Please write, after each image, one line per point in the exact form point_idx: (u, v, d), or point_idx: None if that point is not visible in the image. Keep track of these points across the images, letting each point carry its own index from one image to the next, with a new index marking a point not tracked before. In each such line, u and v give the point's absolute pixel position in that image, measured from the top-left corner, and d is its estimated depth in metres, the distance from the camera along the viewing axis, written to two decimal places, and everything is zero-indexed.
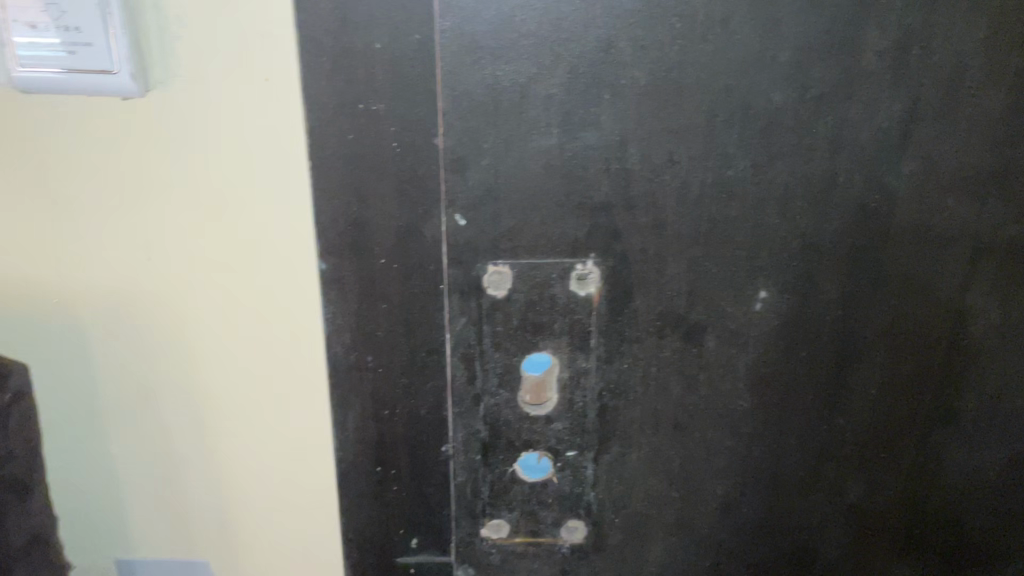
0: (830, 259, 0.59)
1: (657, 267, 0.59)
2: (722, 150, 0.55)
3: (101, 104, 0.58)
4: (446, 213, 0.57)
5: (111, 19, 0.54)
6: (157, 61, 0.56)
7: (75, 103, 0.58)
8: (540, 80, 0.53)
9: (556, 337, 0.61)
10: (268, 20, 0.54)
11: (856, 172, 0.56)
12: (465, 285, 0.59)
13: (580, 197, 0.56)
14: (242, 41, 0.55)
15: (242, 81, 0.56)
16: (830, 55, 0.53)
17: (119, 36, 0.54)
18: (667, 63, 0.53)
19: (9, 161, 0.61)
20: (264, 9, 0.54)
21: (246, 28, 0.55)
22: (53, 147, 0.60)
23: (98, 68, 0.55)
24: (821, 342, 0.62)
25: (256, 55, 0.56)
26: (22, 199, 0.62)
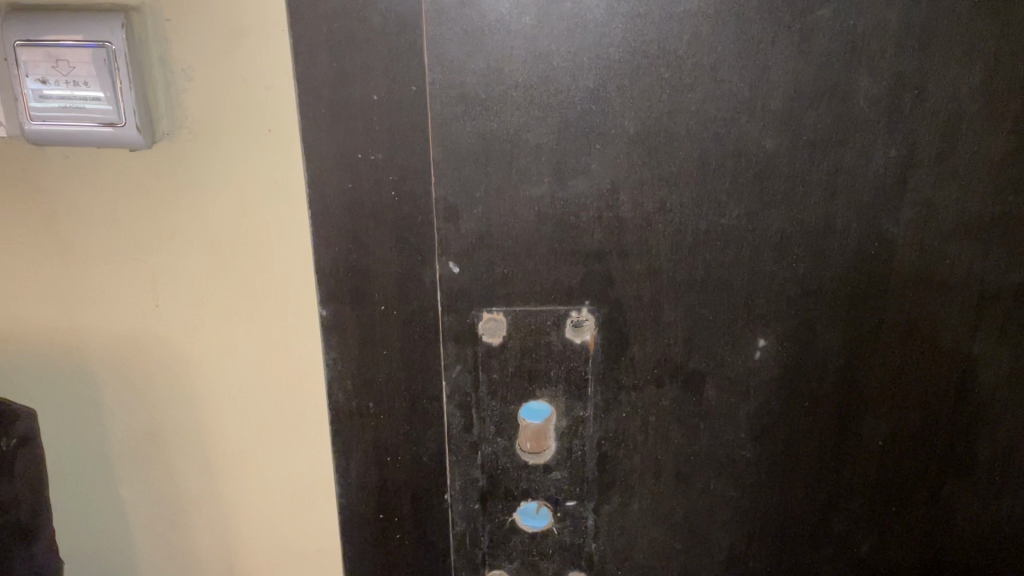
0: (828, 307, 0.58)
1: (654, 315, 0.58)
2: (716, 197, 0.55)
3: (111, 154, 0.60)
4: (440, 260, 0.57)
5: (119, 74, 0.54)
6: (166, 114, 0.58)
7: (86, 153, 0.60)
8: (530, 129, 0.53)
9: (553, 385, 0.61)
10: (270, 73, 0.56)
11: (854, 218, 0.55)
12: (459, 332, 0.59)
13: (574, 244, 0.56)
14: (245, 93, 0.56)
15: (245, 131, 0.58)
16: (823, 102, 0.52)
17: (127, 90, 0.55)
18: (657, 111, 0.52)
19: (21, 211, 0.63)
20: (265, 63, 0.56)
21: (249, 80, 0.56)
22: (62, 196, 0.62)
23: (108, 121, 0.56)
24: (824, 394, 0.61)
25: (259, 107, 0.57)
26: (34, 247, 0.64)
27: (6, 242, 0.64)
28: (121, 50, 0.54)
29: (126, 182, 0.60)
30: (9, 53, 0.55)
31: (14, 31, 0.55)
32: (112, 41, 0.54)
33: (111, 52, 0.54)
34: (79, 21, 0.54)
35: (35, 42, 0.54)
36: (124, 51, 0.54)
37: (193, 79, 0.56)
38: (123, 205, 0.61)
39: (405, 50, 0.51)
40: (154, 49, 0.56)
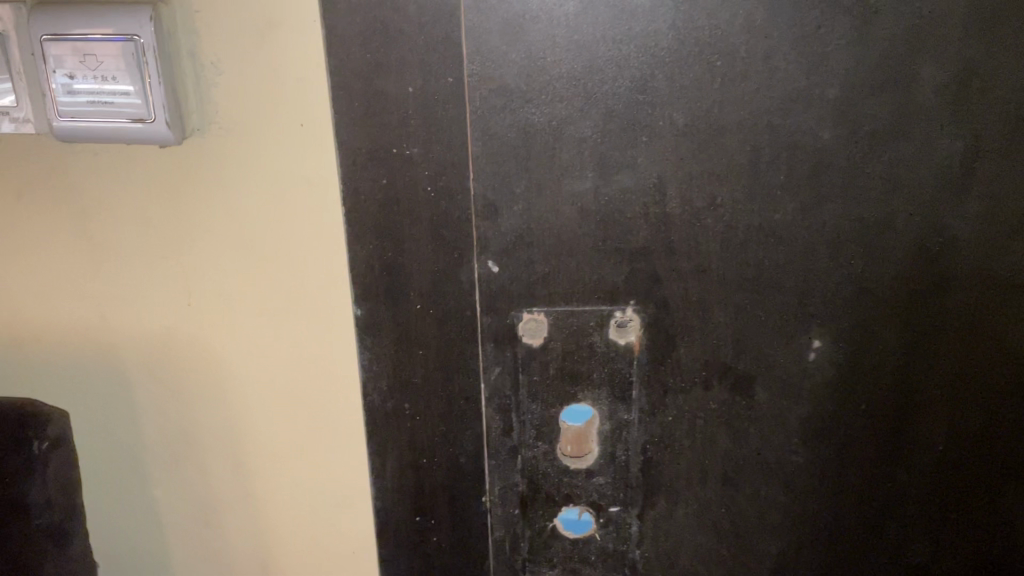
0: (887, 308, 0.55)
1: (702, 316, 0.56)
2: (769, 192, 0.52)
3: (140, 151, 0.58)
4: (479, 259, 0.55)
5: (147, 68, 0.53)
6: (196, 109, 0.56)
7: (115, 149, 0.59)
8: (573, 121, 0.51)
9: (595, 388, 0.59)
10: (302, 66, 0.54)
11: (915, 214, 0.52)
12: (499, 333, 0.57)
13: (619, 242, 0.54)
14: (276, 87, 0.55)
15: (277, 126, 0.56)
16: (884, 91, 0.49)
17: (155, 84, 0.53)
18: (706, 102, 0.50)
19: (50, 209, 0.61)
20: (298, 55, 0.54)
21: (282, 74, 0.54)
22: (92, 194, 0.60)
23: (137, 116, 0.54)
24: (882, 400, 0.57)
25: (290, 101, 0.55)
26: (63, 246, 0.63)
27: (36, 240, 0.63)
28: (148, 42, 0.52)
29: (157, 179, 0.59)
30: (36, 48, 0.54)
31: (41, 26, 0.53)
32: (140, 35, 0.52)
33: (138, 46, 0.52)
34: (106, 14, 0.52)
35: (62, 37, 0.53)
36: (152, 44, 0.52)
37: (222, 73, 0.55)
38: (152, 204, 0.60)
39: (440, 40, 0.49)
40: (184, 43, 0.54)
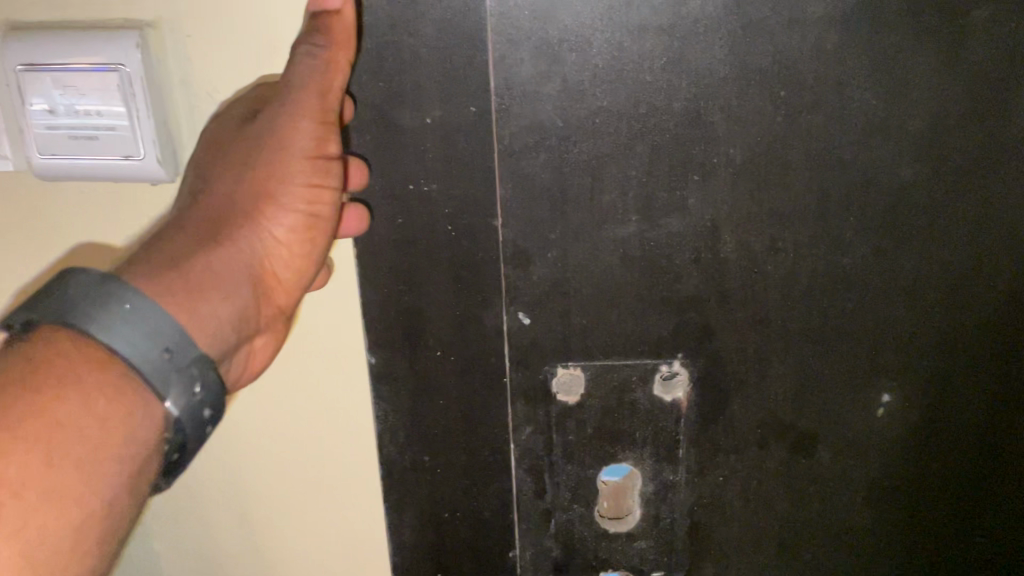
0: (967, 355, 0.49)
1: (759, 369, 0.50)
2: (837, 235, 0.46)
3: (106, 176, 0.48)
4: (508, 310, 0.49)
5: (135, 100, 0.44)
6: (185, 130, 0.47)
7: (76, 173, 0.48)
8: (616, 160, 0.45)
9: (638, 448, 0.53)
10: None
11: (1001, 256, 0.46)
12: (530, 390, 0.51)
13: (666, 290, 0.48)
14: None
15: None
16: (973, 122, 0.43)
17: (144, 118, 0.45)
18: (767, 136, 0.44)
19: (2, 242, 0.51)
20: None
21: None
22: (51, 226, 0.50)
23: (122, 154, 0.46)
24: (957, 457, 0.52)
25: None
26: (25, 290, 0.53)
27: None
28: (135, 71, 0.44)
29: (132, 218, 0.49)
30: (7, 78, 0.45)
31: (12, 54, 0.45)
32: (126, 63, 0.44)
33: (124, 76, 0.44)
34: (86, 39, 0.44)
35: (37, 66, 0.44)
36: (140, 74, 0.44)
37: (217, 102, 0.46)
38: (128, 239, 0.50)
39: (465, 69, 0.43)
40: (175, 70, 0.46)
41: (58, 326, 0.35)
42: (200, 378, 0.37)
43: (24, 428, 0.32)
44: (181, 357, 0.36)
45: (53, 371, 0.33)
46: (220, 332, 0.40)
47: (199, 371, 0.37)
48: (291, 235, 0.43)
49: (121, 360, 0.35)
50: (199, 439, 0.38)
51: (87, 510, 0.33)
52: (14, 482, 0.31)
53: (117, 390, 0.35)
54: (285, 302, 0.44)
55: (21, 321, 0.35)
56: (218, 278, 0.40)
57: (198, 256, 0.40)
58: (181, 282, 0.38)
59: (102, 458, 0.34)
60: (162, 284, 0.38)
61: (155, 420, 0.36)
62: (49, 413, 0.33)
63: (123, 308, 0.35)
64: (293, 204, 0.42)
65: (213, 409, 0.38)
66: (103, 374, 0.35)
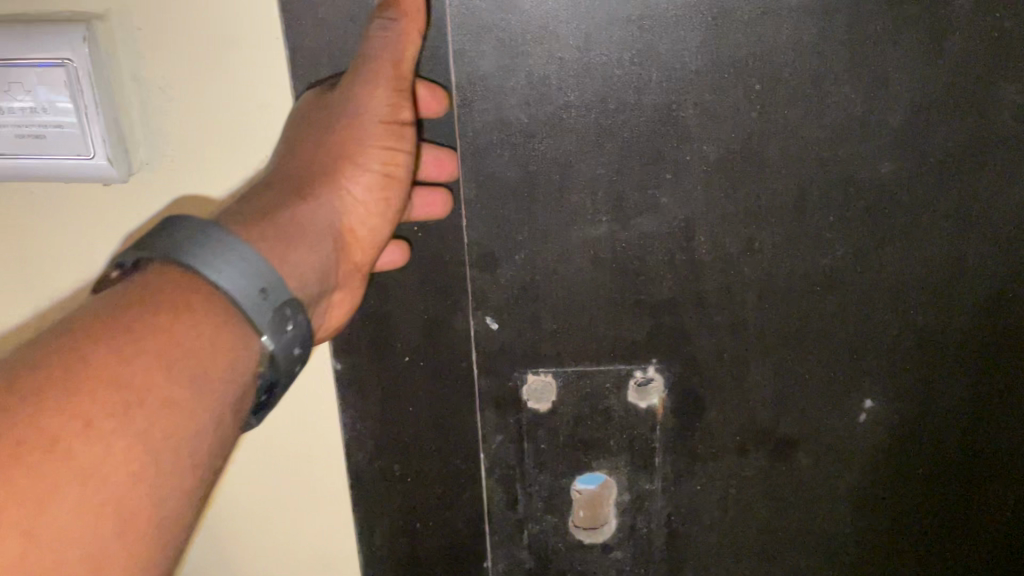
0: (953, 359, 0.47)
1: (737, 375, 0.48)
2: (817, 235, 0.44)
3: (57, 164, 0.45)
4: (475, 315, 0.47)
5: (83, 97, 0.41)
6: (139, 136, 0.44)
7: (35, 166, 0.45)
8: (585, 158, 0.43)
9: (612, 456, 0.51)
10: (268, 88, 0.42)
11: (988, 256, 0.44)
12: (500, 398, 0.49)
13: (638, 293, 0.46)
14: (236, 113, 0.43)
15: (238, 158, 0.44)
16: (956, 116, 0.41)
17: (94, 117, 0.42)
18: (742, 132, 0.42)
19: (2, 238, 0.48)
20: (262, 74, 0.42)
21: (241, 95, 0.43)
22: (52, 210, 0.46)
23: (71, 153, 0.42)
24: (943, 458, 0.50)
25: (254, 129, 0.44)
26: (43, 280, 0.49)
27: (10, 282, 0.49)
28: (83, 66, 0.40)
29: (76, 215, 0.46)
30: None
31: None
32: (72, 58, 0.40)
33: (71, 72, 0.41)
34: (28, 33, 0.40)
35: None
36: (88, 69, 0.41)
37: (172, 99, 0.43)
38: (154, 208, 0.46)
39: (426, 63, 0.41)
40: (125, 64, 0.42)
41: (164, 264, 0.34)
42: (293, 317, 0.37)
43: (147, 353, 0.31)
44: (276, 297, 0.36)
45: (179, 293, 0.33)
46: (305, 280, 0.39)
47: (292, 313, 0.37)
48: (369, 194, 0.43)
49: (224, 298, 0.34)
50: (287, 377, 0.38)
51: (181, 439, 0.31)
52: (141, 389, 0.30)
53: (222, 323, 0.34)
54: (363, 259, 0.43)
55: (131, 261, 0.35)
56: (306, 231, 0.40)
57: (286, 208, 0.40)
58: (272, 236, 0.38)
59: (200, 392, 0.32)
60: (258, 235, 0.37)
61: (248, 363, 0.35)
62: (139, 338, 0.31)
63: (227, 248, 0.34)
64: (369, 163, 0.43)
65: (302, 349, 0.38)
66: (194, 311, 0.33)
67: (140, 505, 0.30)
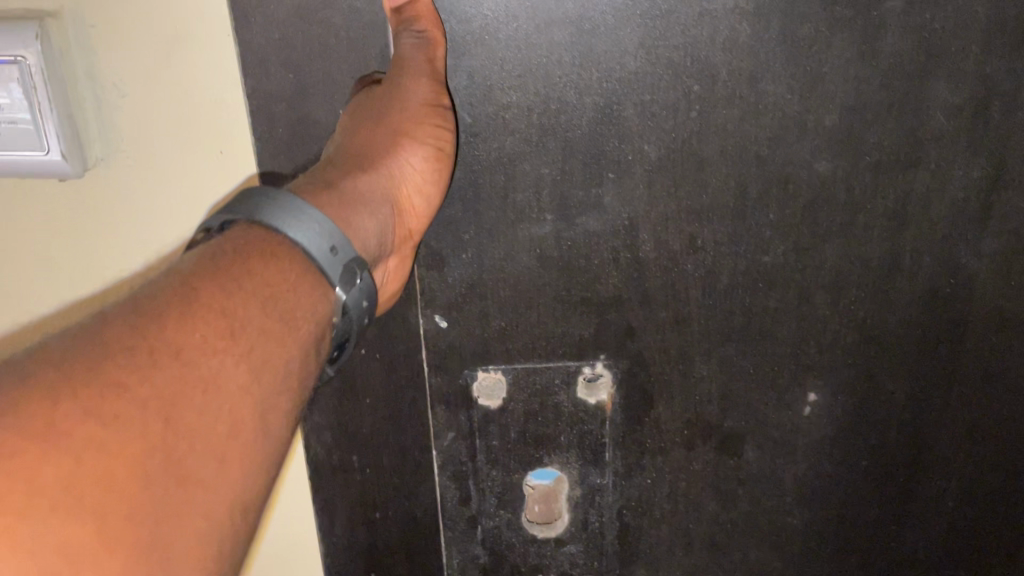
0: (889, 352, 0.48)
1: (683, 369, 0.49)
2: (757, 232, 0.45)
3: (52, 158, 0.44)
4: (424, 313, 0.47)
5: (36, 93, 0.40)
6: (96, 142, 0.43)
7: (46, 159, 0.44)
8: (529, 157, 0.43)
9: (563, 452, 0.52)
10: (210, 84, 0.42)
11: (924, 252, 0.45)
12: (449, 395, 0.50)
13: (584, 290, 0.46)
14: (180, 111, 0.42)
15: (190, 158, 0.43)
16: (890, 115, 0.42)
17: (45, 111, 0.40)
18: (681, 132, 0.42)
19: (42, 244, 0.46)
20: (206, 68, 0.41)
21: (183, 93, 0.42)
22: (90, 205, 0.45)
23: (25, 147, 0.41)
24: (882, 446, 0.51)
25: (201, 128, 0.43)
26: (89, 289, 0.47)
27: (57, 282, 0.48)
28: (33, 61, 0.40)
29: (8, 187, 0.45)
30: None
31: None
32: (25, 55, 0.39)
33: (24, 69, 0.40)
34: None
35: None
36: (41, 66, 0.40)
37: (124, 98, 0.42)
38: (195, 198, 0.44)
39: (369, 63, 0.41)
40: (78, 60, 0.41)
41: (249, 224, 0.36)
42: (359, 272, 0.38)
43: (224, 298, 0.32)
44: (342, 255, 0.37)
45: (208, 269, 0.32)
46: (367, 242, 0.40)
47: (359, 267, 0.38)
48: (423, 165, 0.43)
49: (297, 255, 0.36)
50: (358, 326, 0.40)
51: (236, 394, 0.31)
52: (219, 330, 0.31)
53: (301, 274, 0.35)
54: (416, 228, 0.44)
55: (218, 223, 0.36)
56: (365, 198, 0.42)
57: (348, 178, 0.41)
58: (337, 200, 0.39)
59: (266, 330, 0.33)
60: (325, 196, 0.39)
61: (319, 318, 0.36)
62: (222, 274, 0.32)
63: (302, 207, 0.36)
64: (422, 139, 0.43)
65: (369, 303, 0.40)
66: (276, 263, 0.35)
67: (241, 423, 0.31)
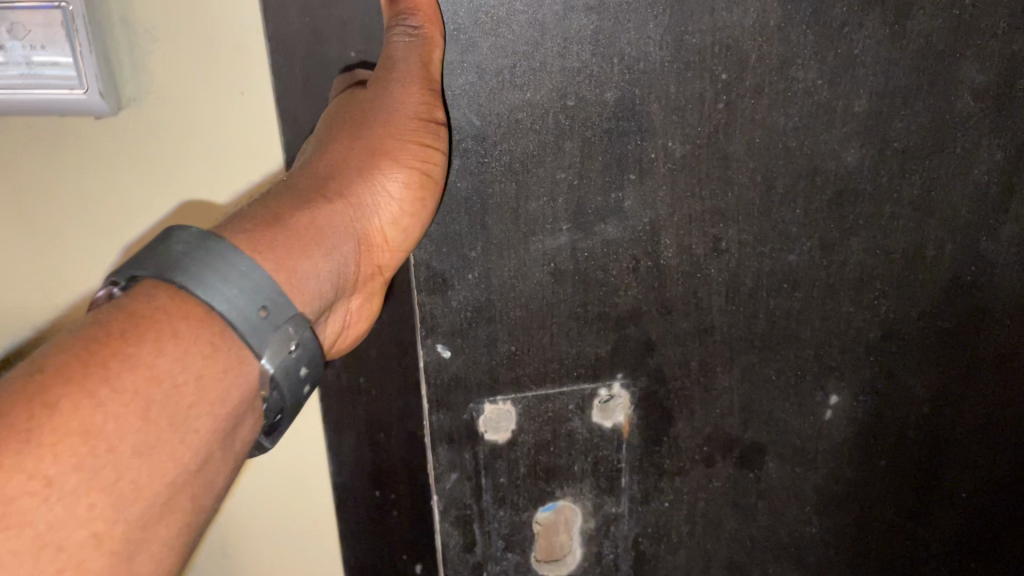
0: (912, 346, 0.46)
1: (704, 382, 0.45)
2: (783, 230, 0.42)
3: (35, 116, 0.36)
4: (425, 344, 0.42)
5: (77, 36, 0.33)
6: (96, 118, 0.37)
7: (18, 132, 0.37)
8: (543, 161, 0.39)
9: (576, 482, 0.47)
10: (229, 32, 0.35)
11: (948, 240, 0.43)
12: (453, 432, 0.44)
13: (601, 305, 0.42)
14: (189, 78, 0.36)
15: (196, 129, 0.37)
16: (918, 99, 0.40)
17: (86, 54, 0.34)
18: (707, 126, 0.39)
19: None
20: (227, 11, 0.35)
21: (198, 57, 0.35)
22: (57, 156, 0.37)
23: (61, 92, 0.34)
24: (901, 443, 0.49)
25: (216, 121, 0.37)
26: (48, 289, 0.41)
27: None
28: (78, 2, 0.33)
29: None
30: None
31: None
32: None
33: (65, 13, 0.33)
34: None
35: None
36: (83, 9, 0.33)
37: (150, 53, 0.35)
38: (183, 198, 0.38)
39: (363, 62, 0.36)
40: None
41: (155, 282, 0.28)
42: (297, 337, 0.30)
43: (121, 391, 0.25)
44: (278, 316, 0.30)
45: (92, 358, 0.25)
46: (316, 293, 0.33)
47: (297, 330, 0.30)
48: (403, 194, 0.37)
49: (220, 321, 0.28)
50: (296, 403, 0.32)
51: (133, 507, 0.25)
52: (111, 432, 0.24)
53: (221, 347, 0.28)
54: (385, 263, 0.38)
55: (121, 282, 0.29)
56: (324, 236, 0.33)
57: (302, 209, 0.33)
58: (287, 234, 0.32)
59: (173, 427, 0.26)
60: (269, 239, 0.31)
61: (246, 391, 0.29)
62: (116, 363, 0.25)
63: (227, 261, 0.29)
64: (408, 160, 0.37)
65: (309, 370, 0.32)
66: (191, 335, 0.27)
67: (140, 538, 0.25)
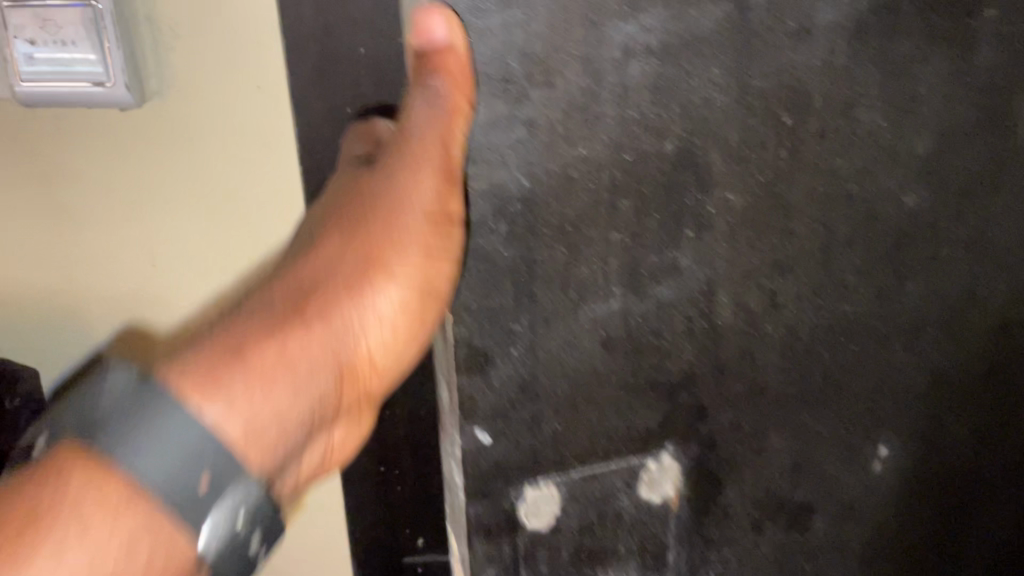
0: (961, 392, 0.44)
1: (756, 445, 0.42)
2: (841, 280, 0.39)
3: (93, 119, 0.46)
4: (463, 428, 0.37)
5: (106, 34, 0.42)
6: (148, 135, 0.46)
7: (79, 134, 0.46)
8: (595, 221, 0.35)
9: (621, 566, 0.43)
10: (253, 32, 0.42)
11: (998, 279, 0.41)
12: (491, 522, 0.40)
13: (653, 372, 0.38)
14: (230, 79, 0.43)
15: (239, 123, 0.44)
16: (976, 136, 0.38)
17: (113, 49, 0.42)
18: (769, 175, 0.36)
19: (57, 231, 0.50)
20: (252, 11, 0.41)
21: (230, 59, 0.43)
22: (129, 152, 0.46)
23: (90, 83, 0.43)
24: (946, 491, 0.46)
25: (249, 136, 0.45)
26: (98, 288, 0.51)
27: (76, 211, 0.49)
28: (107, 5, 0.41)
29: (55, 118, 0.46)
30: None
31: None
32: None
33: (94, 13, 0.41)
34: None
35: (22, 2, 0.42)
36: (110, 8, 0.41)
37: (172, 49, 0.43)
38: (225, 181, 0.46)
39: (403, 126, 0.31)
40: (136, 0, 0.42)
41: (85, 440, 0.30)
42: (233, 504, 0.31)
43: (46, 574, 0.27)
44: (217, 481, 0.31)
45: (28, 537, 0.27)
46: (266, 440, 0.32)
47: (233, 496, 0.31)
48: (396, 313, 0.36)
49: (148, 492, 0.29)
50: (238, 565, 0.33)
51: None
52: None
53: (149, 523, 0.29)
54: (373, 388, 0.37)
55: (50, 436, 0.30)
56: (289, 372, 0.33)
57: (269, 344, 0.33)
58: (239, 376, 0.32)
59: None
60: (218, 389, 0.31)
61: (185, 565, 0.30)
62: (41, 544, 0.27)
63: (166, 429, 0.30)
64: (404, 276, 0.36)
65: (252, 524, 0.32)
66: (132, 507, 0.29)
67: None
